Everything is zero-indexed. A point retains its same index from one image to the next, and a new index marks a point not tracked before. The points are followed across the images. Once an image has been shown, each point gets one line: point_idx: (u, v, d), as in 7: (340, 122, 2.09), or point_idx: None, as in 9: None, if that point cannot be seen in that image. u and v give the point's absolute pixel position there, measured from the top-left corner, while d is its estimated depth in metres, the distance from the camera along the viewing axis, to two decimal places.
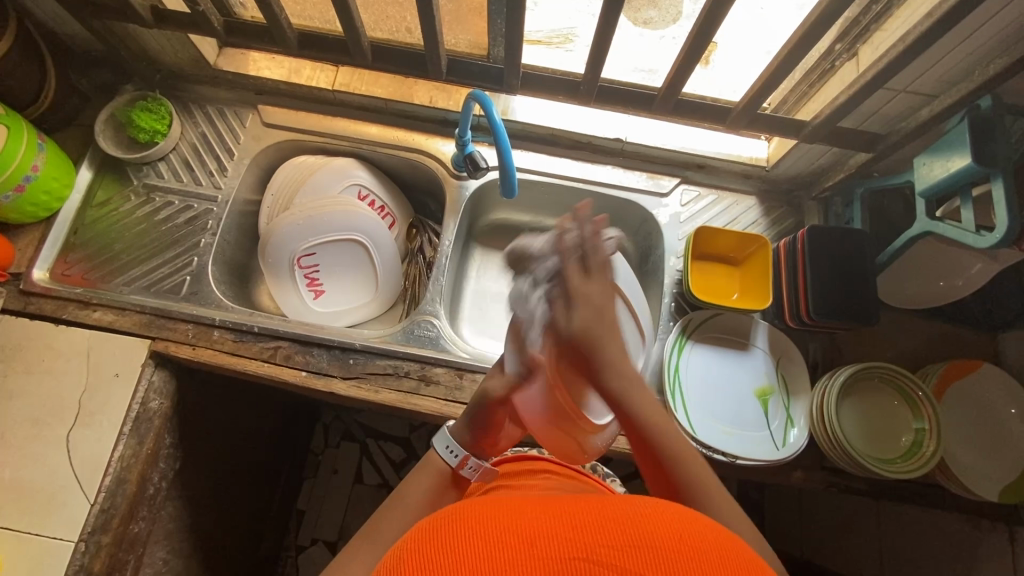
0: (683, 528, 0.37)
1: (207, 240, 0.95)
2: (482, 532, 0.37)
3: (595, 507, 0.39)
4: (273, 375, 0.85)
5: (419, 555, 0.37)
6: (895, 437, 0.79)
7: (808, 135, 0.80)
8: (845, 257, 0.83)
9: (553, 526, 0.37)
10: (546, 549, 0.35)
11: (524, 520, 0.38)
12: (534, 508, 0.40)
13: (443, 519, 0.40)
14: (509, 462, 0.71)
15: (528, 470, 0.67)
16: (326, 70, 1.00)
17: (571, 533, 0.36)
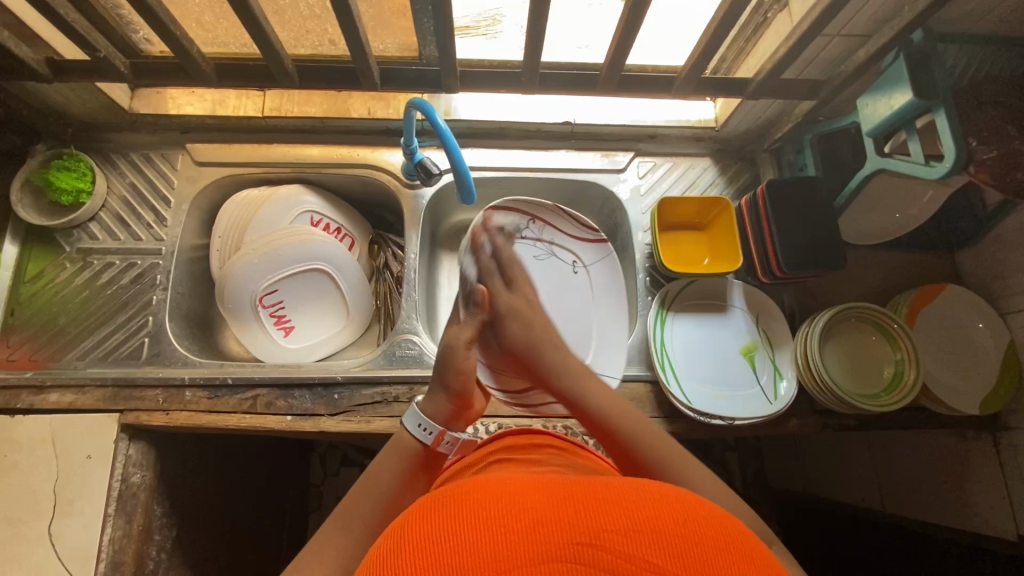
0: (686, 514, 0.39)
1: (159, 297, 0.90)
2: (490, 518, 0.37)
3: (600, 490, 0.41)
4: (256, 426, 0.82)
5: (432, 530, 0.38)
6: (878, 370, 0.81)
7: (753, 92, 0.80)
8: (807, 205, 0.82)
9: (560, 510, 0.38)
10: (553, 530, 0.36)
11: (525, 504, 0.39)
12: (536, 489, 0.41)
13: (447, 499, 0.41)
14: (512, 434, 0.70)
15: (527, 443, 0.67)
16: (252, 96, 0.94)
17: (575, 517, 0.38)
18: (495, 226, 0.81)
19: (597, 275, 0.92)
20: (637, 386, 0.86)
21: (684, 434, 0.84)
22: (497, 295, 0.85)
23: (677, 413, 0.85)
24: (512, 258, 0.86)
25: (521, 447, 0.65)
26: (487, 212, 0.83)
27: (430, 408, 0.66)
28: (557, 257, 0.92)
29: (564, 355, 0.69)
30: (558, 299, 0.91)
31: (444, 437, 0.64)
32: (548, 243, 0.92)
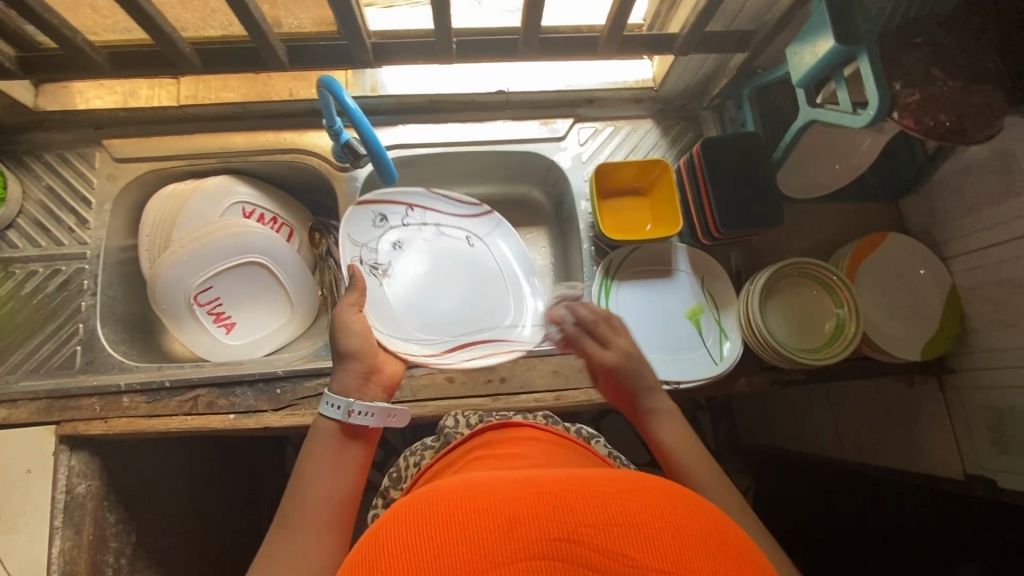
0: (668, 502, 0.36)
1: (88, 303, 0.86)
2: (460, 521, 0.34)
3: (578, 484, 0.37)
4: (198, 427, 0.80)
5: (396, 536, 0.35)
6: (820, 324, 0.81)
7: (681, 49, 0.77)
8: (744, 162, 0.80)
9: (534, 506, 0.35)
10: (526, 526, 0.33)
11: (501, 502, 0.35)
12: (514, 485, 0.38)
13: (418, 500, 0.38)
14: (489, 429, 0.66)
15: (507, 438, 0.63)
16: (165, 85, 0.90)
17: (551, 511, 0.34)
18: (376, 214, 0.91)
19: (489, 246, 0.97)
20: None
21: (634, 401, 0.84)
22: (380, 279, 0.89)
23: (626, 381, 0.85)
24: (401, 241, 0.93)
25: (507, 441, 0.62)
26: (359, 206, 0.90)
27: (340, 387, 0.65)
28: (448, 237, 0.96)
29: (650, 380, 0.67)
30: (451, 274, 0.94)
31: (353, 411, 0.62)
32: (433, 225, 0.96)
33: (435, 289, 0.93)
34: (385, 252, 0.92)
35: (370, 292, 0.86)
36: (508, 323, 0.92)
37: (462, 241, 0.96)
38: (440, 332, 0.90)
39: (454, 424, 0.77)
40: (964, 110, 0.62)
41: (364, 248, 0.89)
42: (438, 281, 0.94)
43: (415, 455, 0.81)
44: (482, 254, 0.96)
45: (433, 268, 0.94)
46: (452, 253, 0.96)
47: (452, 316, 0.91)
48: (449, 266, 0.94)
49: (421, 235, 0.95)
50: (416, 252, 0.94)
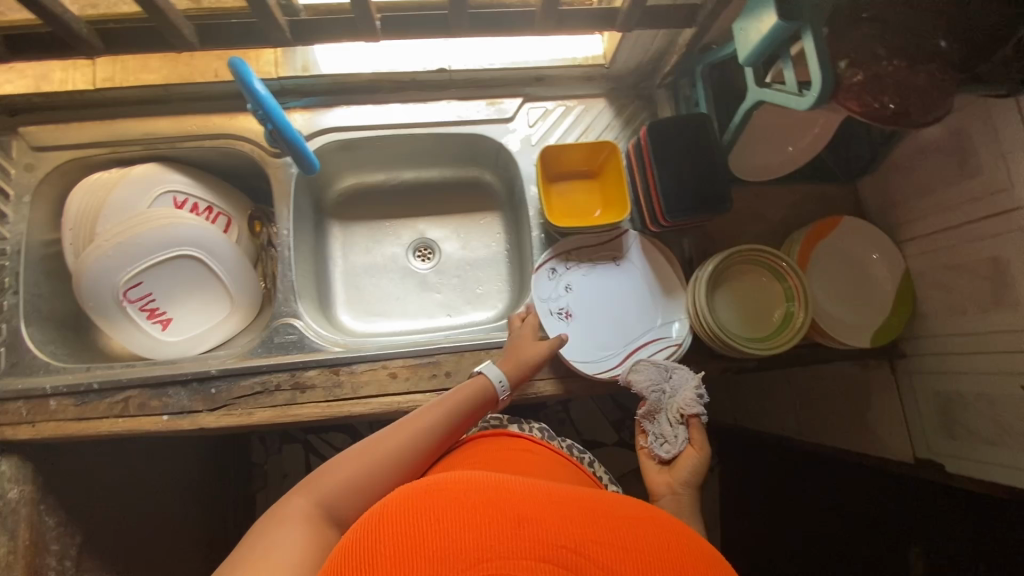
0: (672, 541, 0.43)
1: (10, 302, 0.82)
2: (490, 517, 0.41)
3: (592, 508, 0.45)
4: (131, 429, 0.78)
5: (430, 515, 0.41)
6: (769, 313, 0.79)
7: (624, 24, 0.72)
8: (691, 144, 0.75)
9: (557, 518, 0.42)
10: (547, 534, 0.40)
11: (509, 501, 0.43)
12: (538, 495, 0.45)
13: (454, 489, 0.44)
14: (501, 434, 0.74)
15: (516, 451, 0.70)
16: (80, 66, 0.84)
17: (571, 528, 0.41)
18: (548, 269, 0.84)
19: (643, 266, 0.85)
20: None
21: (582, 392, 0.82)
22: (568, 323, 0.82)
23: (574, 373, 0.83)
24: (574, 286, 0.84)
25: (504, 450, 0.70)
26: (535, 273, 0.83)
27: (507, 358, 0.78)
28: (602, 265, 0.85)
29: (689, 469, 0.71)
30: (607, 301, 0.84)
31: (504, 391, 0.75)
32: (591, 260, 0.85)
33: (598, 325, 0.83)
34: (565, 295, 0.84)
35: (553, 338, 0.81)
36: (657, 327, 0.83)
37: (612, 264, 0.86)
38: (606, 347, 0.82)
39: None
40: (908, 90, 0.59)
41: (549, 299, 0.83)
42: (604, 311, 0.84)
43: None
44: (634, 274, 0.85)
45: (597, 301, 0.84)
46: (607, 280, 0.85)
47: (616, 339, 0.83)
48: (604, 296, 0.84)
49: (582, 267, 0.85)
50: (586, 287, 0.85)
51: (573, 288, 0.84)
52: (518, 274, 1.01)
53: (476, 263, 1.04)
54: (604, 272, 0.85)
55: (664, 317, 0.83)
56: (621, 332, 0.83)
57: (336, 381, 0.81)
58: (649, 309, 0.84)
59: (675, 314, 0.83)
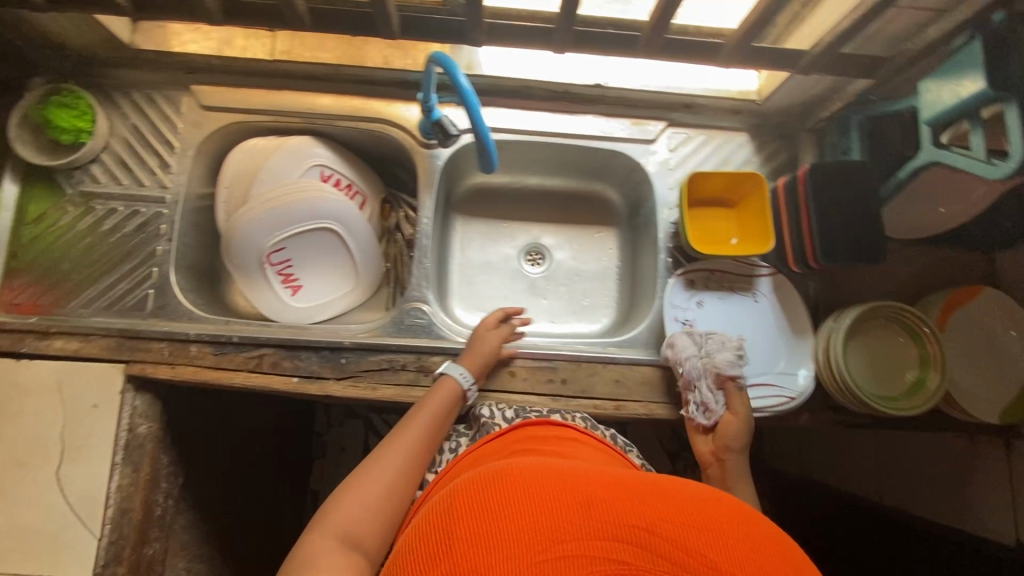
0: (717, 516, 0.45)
1: (164, 247, 0.87)
2: (543, 507, 0.43)
3: (637, 487, 0.47)
4: (262, 386, 0.81)
5: (484, 510, 0.43)
6: (901, 373, 0.79)
7: (806, 66, 0.73)
8: (851, 194, 0.76)
9: (607, 501, 0.44)
10: (597, 518, 0.42)
11: (559, 487, 0.45)
12: (585, 478, 0.47)
13: (503, 480, 0.46)
14: (532, 424, 0.72)
15: (549, 435, 0.69)
16: (261, 37, 0.88)
17: (620, 509, 0.43)
18: (685, 282, 0.86)
19: (777, 307, 0.86)
20: (648, 371, 0.84)
21: None
22: None
23: None
24: (705, 306, 0.85)
25: (543, 437, 0.68)
26: (674, 279, 0.84)
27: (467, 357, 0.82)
28: (737, 296, 0.86)
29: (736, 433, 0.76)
30: (733, 331, 0.85)
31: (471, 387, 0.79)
32: (728, 288, 0.86)
33: None
34: (696, 312, 0.85)
35: (677, 347, 0.82)
36: (780, 370, 0.82)
37: (748, 297, 0.86)
38: None
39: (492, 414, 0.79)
40: None
41: (679, 308, 0.84)
42: None
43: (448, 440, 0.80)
44: (766, 313, 0.86)
45: (724, 329, 0.85)
46: (738, 313, 0.86)
47: None
48: (732, 326, 0.85)
49: (716, 291, 0.86)
50: (716, 312, 0.85)
51: (704, 307, 0.85)
52: (628, 293, 1.02)
53: (585, 275, 1.05)
54: (738, 303, 0.86)
55: (787, 362, 0.83)
56: None
57: None
58: (774, 350, 0.84)
59: (797, 360, 0.83)
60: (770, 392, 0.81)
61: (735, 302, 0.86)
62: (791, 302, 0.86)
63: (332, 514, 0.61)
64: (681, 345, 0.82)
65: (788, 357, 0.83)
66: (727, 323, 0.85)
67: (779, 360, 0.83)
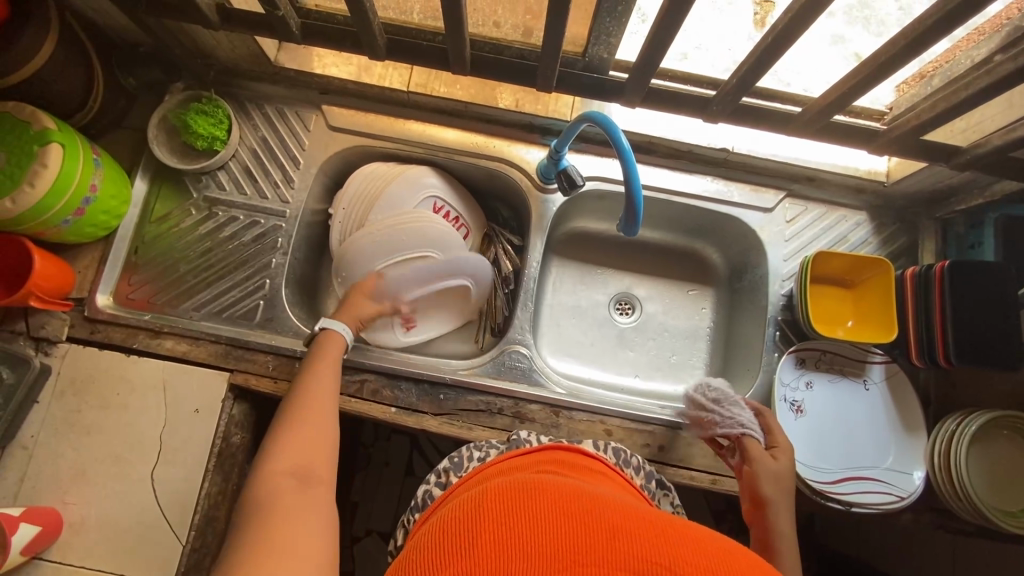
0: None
1: (278, 260, 0.88)
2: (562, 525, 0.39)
3: (675, 527, 0.41)
4: (360, 413, 0.81)
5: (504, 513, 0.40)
6: (1022, 490, 0.74)
7: (963, 164, 0.71)
8: (990, 297, 0.74)
9: (636, 532, 0.39)
10: (624, 548, 0.38)
11: (590, 512, 0.41)
12: (617, 509, 0.43)
13: (528, 491, 0.43)
14: (562, 448, 0.63)
15: (581, 462, 0.60)
16: (399, 68, 0.90)
17: (650, 543, 0.38)
18: (796, 360, 0.83)
19: (889, 399, 0.83)
20: None
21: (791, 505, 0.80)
22: (797, 420, 0.81)
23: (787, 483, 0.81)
24: (815, 388, 0.82)
25: (574, 464, 0.59)
26: (787, 356, 0.82)
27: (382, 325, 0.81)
28: (847, 381, 0.83)
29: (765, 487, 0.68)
30: (840, 418, 0.82)
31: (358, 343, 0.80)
32: (840, 373, 0.83)
33: (825, 437, 0.81)
34: (804, 393, 0.82)
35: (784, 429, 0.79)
36: (889, 467, 0.79)
37: (858, 384, 0.83)
38: (826, 461, 0.79)
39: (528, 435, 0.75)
40: None
41: (788, 388, 0.82)
42: (834, 426, 0.82)
43: (480, 448, 0.74)
44: (877, 403, 0.83)
45: (830, 415, 0.82)
46: (846, 399, 0.83)
47: (839, 459, 0.80)
48: (840, 413, 0.82)
49: (826, 373, 0.83)
50: (825, 396, 0.83)
51: (813, 388, 0.82)
52: (720, 357, 1.00)
53: (675, 332, 1.03)
54: (847, 390, 0.83)
55: (897, 460, 0.80)
56: (846, 454, 0.80)
57: (555, 422, 0.82)
58: (884, 444, 0.81)
59: (907, 458, 0.80)
60: (879, 489, 0.77)
61: (844, 387, 0.83)
62: (905, 396, 0.82)
63: (265, 499, 0.53)
64: (786, 426, 0.80)
65: (899, 454, 0.80)
66: (834, 409, 0.82)
67: (888, 456, 0.80)
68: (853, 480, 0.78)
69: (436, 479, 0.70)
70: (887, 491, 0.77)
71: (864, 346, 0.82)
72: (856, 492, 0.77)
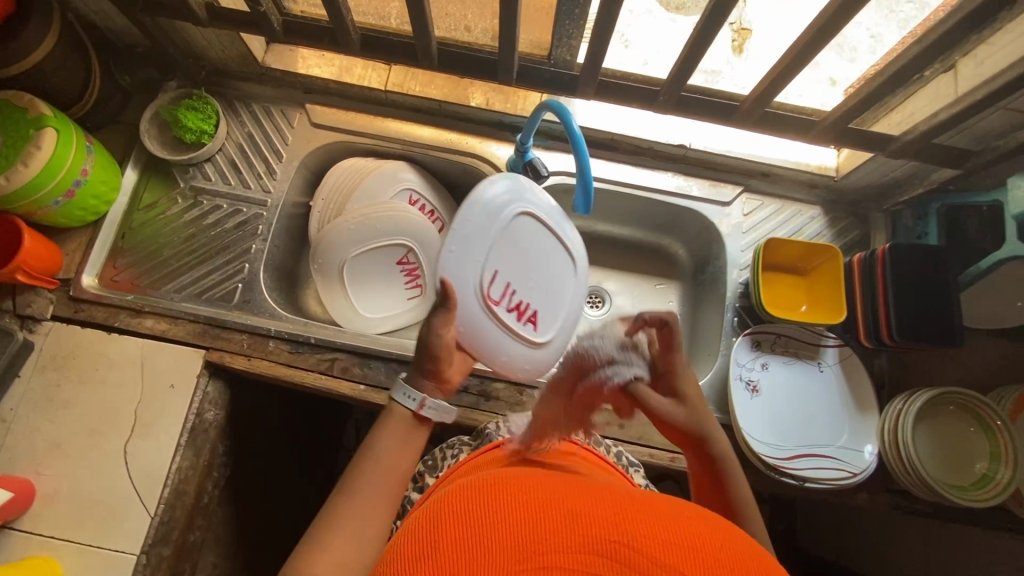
0: (717, 541, 0.39)
1: (257, 246, 0.93)
2: (529, 514, 0.39)
3: (637, 505, 0.42)
4: (330, 389, 0.84)
5: (470, 510, 0.40)
6: (968, 463, 0.77)
7: (896, 151, 0.76)
8: (930, 275, 0.78)
9: (598, 514, 0.39)
10: (588, 528, 0.38)
11: (553, 500, 0.41)
12: (582, 495, 0.43)
13: (493, 488, 0.43)
14: (534, 435, 0.64)
15: (555, 451, 0.60)
16: (378, 69, 0.96)
17: (613, 522, 0.39)
18: (751, 342, 0.86)
19: (842, 379, 0.86)
20: None
21: (748, 483, 0.82)
22: (754, 399, 0.83)
23: (743, 461, 0.83)
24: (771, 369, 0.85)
25: (544, 449, 0.61)
26: (743, 337, 0.85)
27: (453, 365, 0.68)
28: (802, 363, 0.86)
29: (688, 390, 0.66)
30: (796, 398, 0.85)
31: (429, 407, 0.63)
32: (795, 354, 0.87)
33: (780, 416, 0.84)
34: (759, 373, 0.85)
35: (740, 407, 0.82)
36: (842, 444, 0.82)
37: (813, 366, 0.86)
38: (781, 439, 0.82)
39: (498, 427, 0.77)
40: None
41: (744, 369, 0.85)
42: (789, 406, 0.84)
43: (454, 446, 0.77)
44: (830, 384, 0.86)
45: (785, 394, 0.85)
46: (801, 379, 0.86)
47: (794, 436, 0.82)
48: (794, 392, 0.85)
49: (781, 354, 0.86)
50: (780, 376, 0.86)
51: (768, 369, 0.85)
52: (685, 347, 1.03)
53: None
54: (802, 370, 0.86)
55: (849, 437, 0.82)
56: (800, 432, 0.83)
57: (518, 401, 0.85)
58: (836, 423, 0.83)
59: (860, 436, 0.82)
60: (832, 465, 0.80)
61: (799, 368, 0.86)
62: (856, 376, 0.85)
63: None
64: (743, 404, 0.82)
65: (851, 432, 0.83)
66: (790, 389, 0.85)
67: (840, 433, 0.83)
68: (807, 457, 0.81)
69: (415, 485, 0.74)
70: (840, 467, 0.80)
71: (817, 328, 0.86)
72: (811, 467, 0.80)
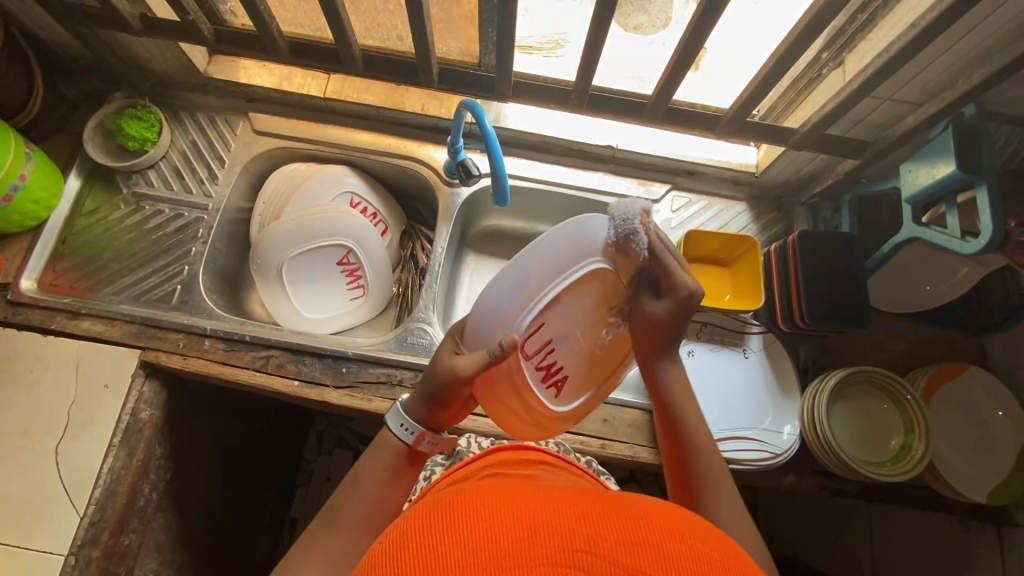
0: (686, 531, 0.36)
1: (197, 249, 0.95)
2: (480, 523, 0.34)
3: (597, 503, 0.38)
4: (265, 385, 0.85)
5: (417, 528, 0.35)
6: (885, 439, 0.80)
7: (796, 143, 0.81)
8: (835, 259, 0.82)
9: (557, 517, 0.35)
10: (549, 534, 0.34)
11: (507, 505, 0.36)
12: (537, 497, 0.39)
13: (440, 502, 0.38)
14: (504, 449, 0.61)
15: (522, 459, 0.58)
16: (317, 77, 1.00)
17: (573, 524, 0.35)
18: None
19: (767, 365, 0.88)
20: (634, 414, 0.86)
21: None
22: None
23: None
24: (696, 357, 0.88)
25: (513, 461, 0.58)
26: None
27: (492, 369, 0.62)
28: (727, 350, 0.89)
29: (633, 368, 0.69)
30: (722, 383, 0.87)
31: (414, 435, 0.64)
32: (721, 342, 0.89)
33: (706, 401, 0.86)
34: (685, 361, 0.88)
35: None
36: (766, 427, 0.84)
37: (738, 352, 0.89)
38: (707, 423, 0.84)
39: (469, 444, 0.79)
40: None
41: None
42: (715, 391, 0.87)
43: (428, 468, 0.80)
44: (756, 369, 0.88)
45: (711, 380, 0.87)
46: (726, 366, 0.88)
47: (719, 420, 0.84)
48: (720, 378, 0.88)
49: (707, 342, 0.89)
50: (706, 363, 0.88)
51: (694, 356, 0.88)
52: None
53: None
54: (728, 357, 0.89)
55: (773, 420, 0.85)
56: (726, 416, 0.85)
57: None
58: (761, 407, 0.86)
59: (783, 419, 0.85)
60: (754, 446, 0.82)
61: (725, 355, 0.89)
62: (780, 360, 0.88)
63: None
64: None
65: (775, 415, 0.85)
66: (715, 375, 0.88)
67: (765, 416, 0.85)
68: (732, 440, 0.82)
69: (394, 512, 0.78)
70: (763, 448, 0.82)
71: (738, 316, 0.90)
72: (735, 450, 0.81)
